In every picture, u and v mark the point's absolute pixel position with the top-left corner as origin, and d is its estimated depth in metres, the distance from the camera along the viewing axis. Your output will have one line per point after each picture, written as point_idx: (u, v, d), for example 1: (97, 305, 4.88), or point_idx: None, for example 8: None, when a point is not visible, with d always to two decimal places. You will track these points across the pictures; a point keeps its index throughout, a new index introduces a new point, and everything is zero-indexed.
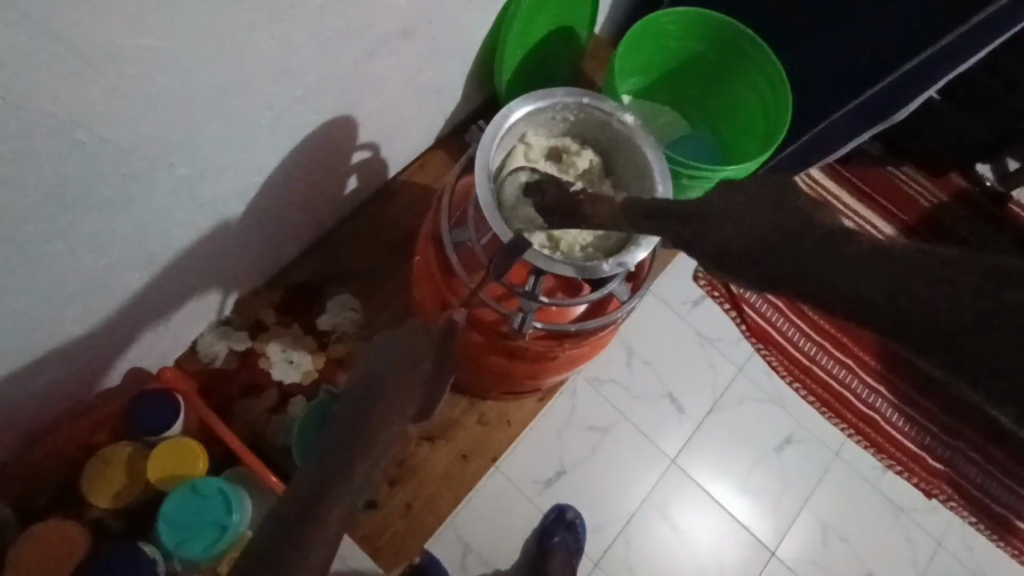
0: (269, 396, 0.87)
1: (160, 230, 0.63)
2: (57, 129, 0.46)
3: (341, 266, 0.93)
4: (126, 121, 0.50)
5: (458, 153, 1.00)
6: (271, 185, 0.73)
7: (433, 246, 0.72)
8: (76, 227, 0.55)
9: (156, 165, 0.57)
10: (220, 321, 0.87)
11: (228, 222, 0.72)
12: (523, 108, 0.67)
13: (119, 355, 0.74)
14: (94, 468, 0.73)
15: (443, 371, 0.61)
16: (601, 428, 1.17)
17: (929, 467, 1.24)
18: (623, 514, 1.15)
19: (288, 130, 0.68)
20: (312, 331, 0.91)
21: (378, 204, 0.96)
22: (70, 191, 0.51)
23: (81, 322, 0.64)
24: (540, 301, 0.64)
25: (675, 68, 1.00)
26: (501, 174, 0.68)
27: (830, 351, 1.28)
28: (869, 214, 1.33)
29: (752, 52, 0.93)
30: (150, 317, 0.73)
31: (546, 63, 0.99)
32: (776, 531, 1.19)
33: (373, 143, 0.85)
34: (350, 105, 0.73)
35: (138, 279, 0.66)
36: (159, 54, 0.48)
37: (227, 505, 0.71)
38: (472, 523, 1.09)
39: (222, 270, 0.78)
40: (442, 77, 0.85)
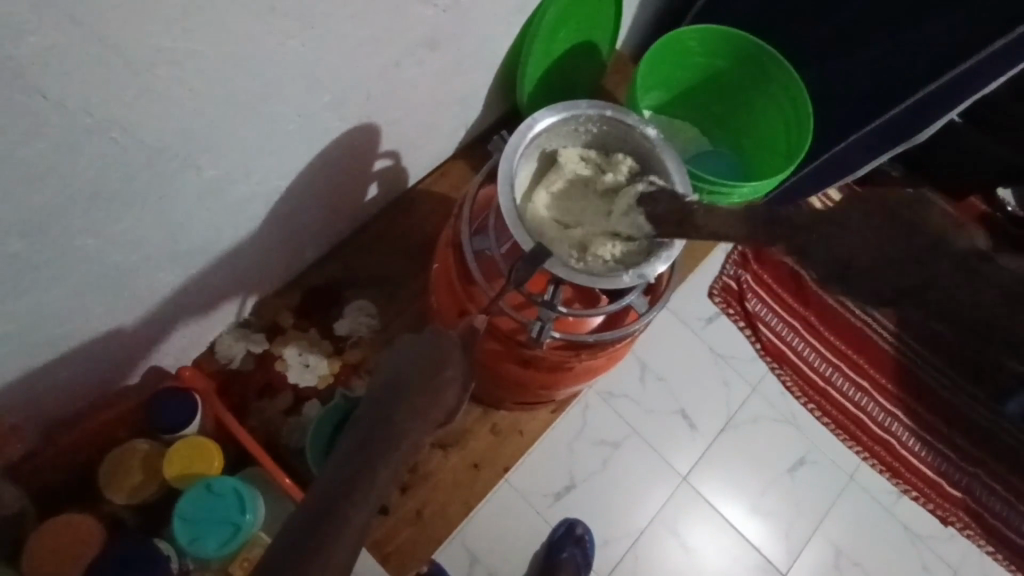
0: (284, 398, 0.88)
1: (186, 230, 0.64)
2: (95, 128, 0.47)
3: (360, 271, 0.94)
4: (159, 121, 0.52)
5: (477, 163, 1.01)
6: (295, 189, 0.74)
7: (453, 254, 0.73)
8: (109, 224, 0.56)
9: (186, 166, 0.58)
10: (239, 322, 0.87)
11: (251, 224, 0.73)
12: (547, 119, 0.67)
13: (141, 352, 0.75)
14: (110, 464, 0.74)
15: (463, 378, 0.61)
16: (611, 442, 1.17)
17: (948, 495, 1.22)
18: (632, 530, 1.14)
19: (316, 136, 0.70)
20: (328, 336, 0.92)
21: (397, 211, 0.97)
22: (102, 188, 0.52)
23: (107, 319, 0.66)
24: (558, 310, 0.64)
25: (696, 85, 1.00)
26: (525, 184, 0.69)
27: (846, 372, 1.27)
28: None
29: (775, 71, 0.93)
30: (173, 316, 0.74)
31: (568, 76, 1.00)
32: (787, 554, 1.17)
33: (395, 151, 0.86)
34: (376, 112, 0.75)
35: (163, 278, 0.67)
36: (196, 58, 0.50)
37: (241, 505, 0.71)
38: (480, 534, 1.08)
39: (243, 271, 0.79)
40: (465, 87, 0.86)
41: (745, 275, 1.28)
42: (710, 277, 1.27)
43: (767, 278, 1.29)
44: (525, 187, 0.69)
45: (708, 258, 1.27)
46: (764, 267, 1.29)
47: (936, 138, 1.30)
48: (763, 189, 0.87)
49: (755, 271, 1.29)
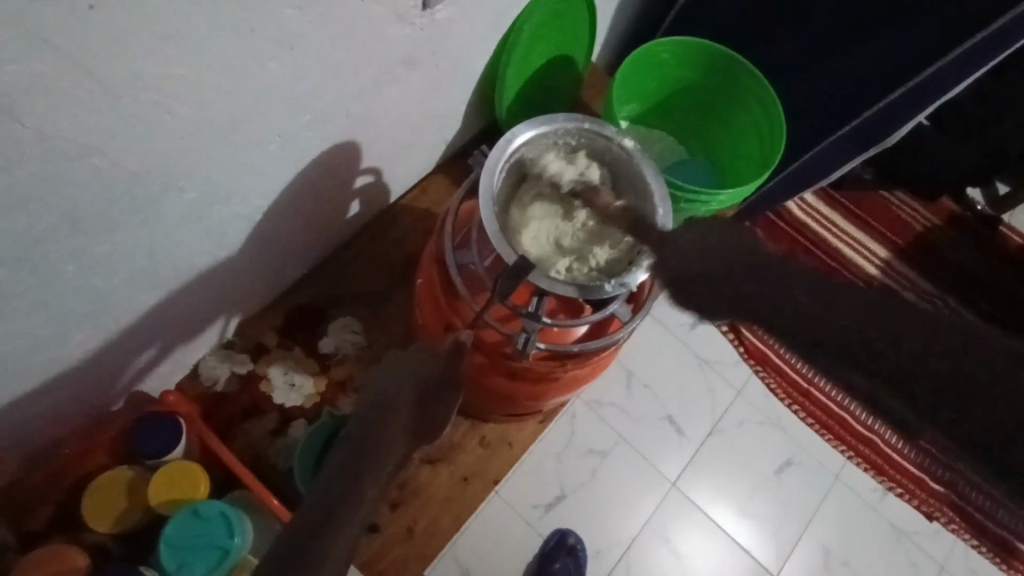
0: (270, 418, 0.87)
1: (168, 253, 0.64)
2: (73, 155, 0.47)
3: (344, 288, 0.94)
4: (138, 146, 0.51)
5: (459, 177, 1.02)
6: (276, 208, 0.74)
7: (437, 268, 0.73)
8: (88, 250, 0.55)
9: (167, 189, 0.58)
10: (222, 343, 0.87)
11: (234, 244, 0.73)
12: (526, 133, 0.68)
13: (122, 378, 0.74)
14: (93, 492, 0.72)
15: (450, 393, 0.61)
16: (600, 451, 1.17)
17: (930, 490, 1.24)
18: (624, 538, 1.15)
19: (296, 156, 0.70)
20: (313, 354, 0.91)
21: (380, 226, 0.97)
22: (82, 214, 0.52)
23: (87, 346, 0.65)
24: (543, 322, 0.65)
25: (671, 96, 1.02)
26: (505, 199, 0.70)
27: None
28: (866, 239, 1.38)
29: (747, 81, 0.95)
30: (156, 339, 0.74)
31: (546, 90, 1.02)
32: (778, 555, 1.18)
33: (376, 168, 0.86)
34: (356, 130, 0.75)
35: (144, 301, 0.67)
36: (175, 81, 0.50)
37: (229, 528, 0.70)
38: (471, 549, 1.08)
39: (226, 292, 0.79)
40: (445, 102, 0.87)
41: None
42: None
43: None
44: (505, 201, 0.70)
45: None
46: None
47: (906, 142, 1.34)
48: (739, 197, 0.89)
49: None
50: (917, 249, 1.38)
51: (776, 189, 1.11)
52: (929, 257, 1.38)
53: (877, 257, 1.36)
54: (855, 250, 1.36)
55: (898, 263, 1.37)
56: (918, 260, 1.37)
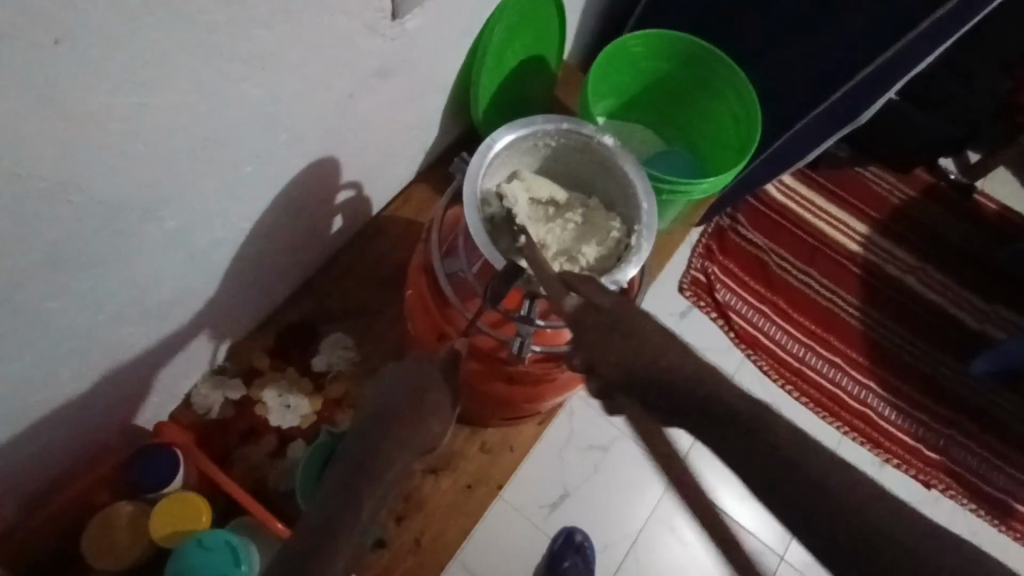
0: (269, 441, 0.86)
1: (152, 283, 0.63)
2: (49, 192, 0.46)
3: (334, 304, 0.93)
4: (112, 179, 0.51)
5: (439, 184, 1.01)
6: (259, 229, 0.74)
7: (426, 277, 0.73)
8: (72, 289, 0.55)
9: (147, 219, 0.57)
10: (214, 369, 0.86)
11: (219, 269, 0.72)
12: (506, 137, 0.67)
13: (114, 414, 0.72)
14: (95, 530, 0.71)
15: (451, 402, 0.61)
16: (601, 447, 1.21)
17: (927, 458, 1.26)
18: (630, 532, 1.17)
19: (276, 176, 0.69)
20: (308, 373, 0.90)
21: (365, 240, 0.97)
22: (62, 251, 0.51)
23: (77, 384, 0.64)
24: (537, 324, 0.64)
25: (646, 88, 1.02)
26: None
27: (818, 351, 1.30)
28: (846, 216, 1.39)
29: (719, 69, 0.95)
30: (143, 372, 0.72)
31: (521, 91, 1.02)
32: (782, 535, 1.21)
33: (357, 182, 0.85)
34: (334, 145, 0.75)
35: (131, 335, 0.66)
36: (147, 110, 0.49)
37: (235, 557, 0.69)
38: (480, 553, 1.11)
39: (214, 319, 0.78)
40: (422, 110, 0.87)
41: (712, 266, 1.31)
42: (678, 273, 1.30)
43: (733, 268, 1.32)
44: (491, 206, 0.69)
45: (675, 255, 1.30)
46: (730, 258, 1.33)
47: (878, 118, 1.36)
48: (720, 184, 0.89)
49: (721, 262, 1.32)
50: (897, 222, 1.40)
51: (756, 173, 1.11)
52: (910, 229, 1.40)
53: (858, 234, 1.38)
54: (837, 227, 1.38)
55: (878, 237, 1.38)
56: (899, 233, 1.39)
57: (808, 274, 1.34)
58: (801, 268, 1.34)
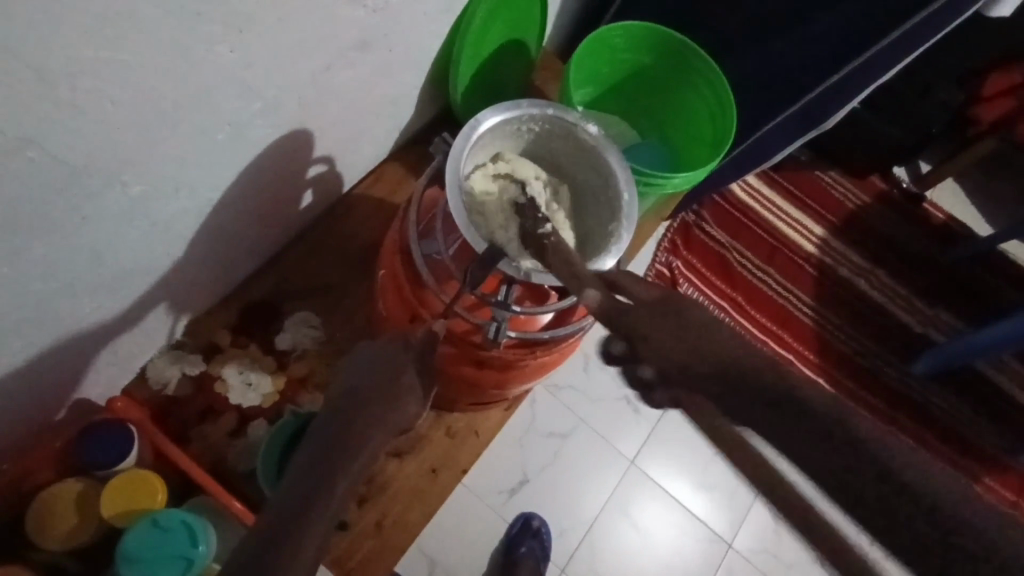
0: (228, 420, 0.84)
1: (111, 250, 0.60)
2: (8, 148, 0.44)
3: (299, 283, 0.91)
4: (77, 139, 0.48)
5: (412, 164, 1.00)
6: (227, 200, 0.71)
7: (401, 258, 0.72)
8: (27, 253, 0.52)
9: (110, 183, 0.54)
10: (171, 344, 0.82)
11: (183, 240, 0.69)
12: (491, 119, 0.66)
13: (61, 386, 0.69)
14: (39, 509, 0.68)
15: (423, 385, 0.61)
16: (560, 434, 1.22)
17: None
18: (587, 518, 1.20)
19: (245, 146, 0.67)
20: (271, 351, 0.88)
21: (334, 217, 0.94)
22: (18, 212, 0.48)
23: (28, 353, 0.61)
24: (514, 310, 0.64)
25: (625, 79, 1.03)
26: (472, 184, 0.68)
27: (773, 347, 1.34)
28: (805, 217, 1.43)
29: (697, 65, 0.96)
30: (97, 344, 0.69)
31: (499, 73, 1.00)
32: (732, 524, 1.26)
33: (329, 157, 0.83)
34: (309, 117, 0.72)
35: (86, 304, 0.62)
36: (116, 67, 0.46)
37: (192, 538, 0.66)
38: (438, 538, 1.12)
39: (175, 291, 0.75)
40: (399, 87, 0.85)
41: (677, 262, 1.34)
42: (644, 265, 1.32)
43: (696, 263, 1.35)
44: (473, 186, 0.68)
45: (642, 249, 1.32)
46: (694, 254, 1.36)
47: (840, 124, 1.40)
48: (693, 179, 0.90)
49: (686, 257, 1.35)
50: (852, 225, 1.45)
51: (725, 170, 1.13)
52: (863, 232, 1.45)
53: (815, 235, 1.43)
54: (796, 228, 1.42)
55: (834, 240, 1.43)
56: (853, 236, 1.44)
57: (767, 273, 1.38)
58: (760, 266, 1.38)
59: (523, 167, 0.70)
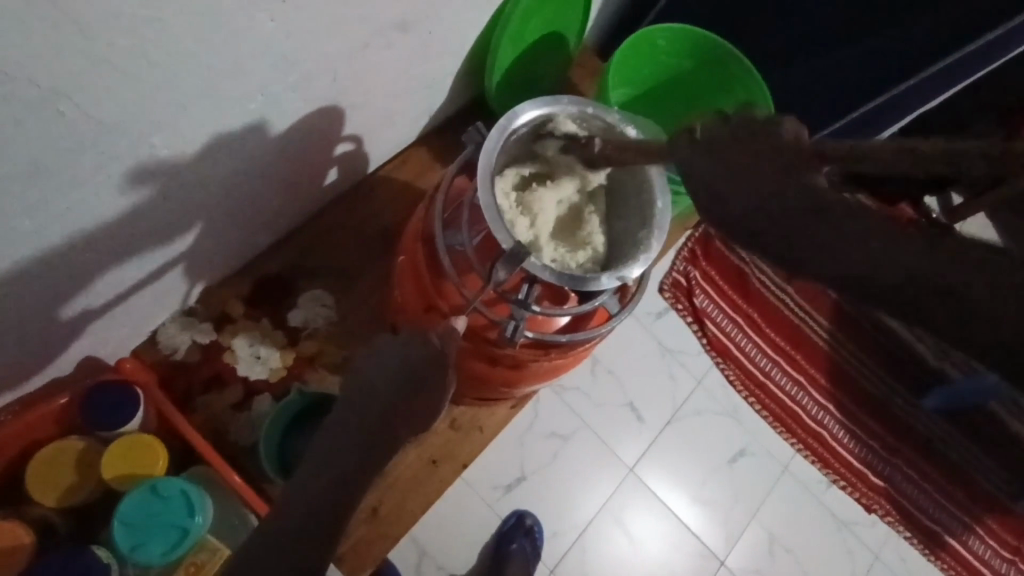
0: (233, 391, 0.83)
1: (133, 212, 0.60)
2: (38, 100, 0.42)
3: (315, 260, 0.90)
4: (111, 97, 0.47)
5: (439, 151, 0.98)
6: (253, 170, 0.70)
7: (423, 246, 0.71)
8: (47, 206, 0.51)
9: (137, 144, 0.53)
10: (184, 310, 0.82)
11: (204, 207, 0.68)
12: (528, 114, 0.65)
13: (71, 342, 0.68)
14: (39, 464, 0.68)
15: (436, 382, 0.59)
16: (562, 435, 1.21)
17: (872, 483, 1.31)
18: (580, 522, 1.19)
19: (275, 117, 0.66)
20: (282, 327, 0.87)
21: (356, 197, 0.93)
22: (45, 166, 0.47)
23: (41, 307, 0.60)
24: (533, 310, 0.62)
25: (663, 83, 1.00)
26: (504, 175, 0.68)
27: (785, 368, 1.34)
28: None
29: (735, 69, 0.94)
30: (110, 303, 0.69)
31: (536, 66, 0.98)
32: (726, 542, 1.24)
33: (358, 136, 0.82)
34: (341, 94, 0.71)
35: (103, 262, 0.62)
36: (154, 27, 0.45)
37: (189, 508, 0.66)
38: (430, 528, 1.12)
39: (192, 257, 0.75)
40: (433, 72, 0.83)
41: (694, 271, 1.32)
42: (660, 273, 1.31)
43: (715, 275, 1.34)
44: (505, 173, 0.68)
45: (660, 257, 1.31)
46: (713, 265, 1.34)
47: None
48: None
49: (704, 268, 1.33)
50: None
51: None
52: None
53: None
54: None
55: None
56: None
57: (786, 291, 1.36)
58: (777, 284, 1.36)
59: (563, 168, 0.69)
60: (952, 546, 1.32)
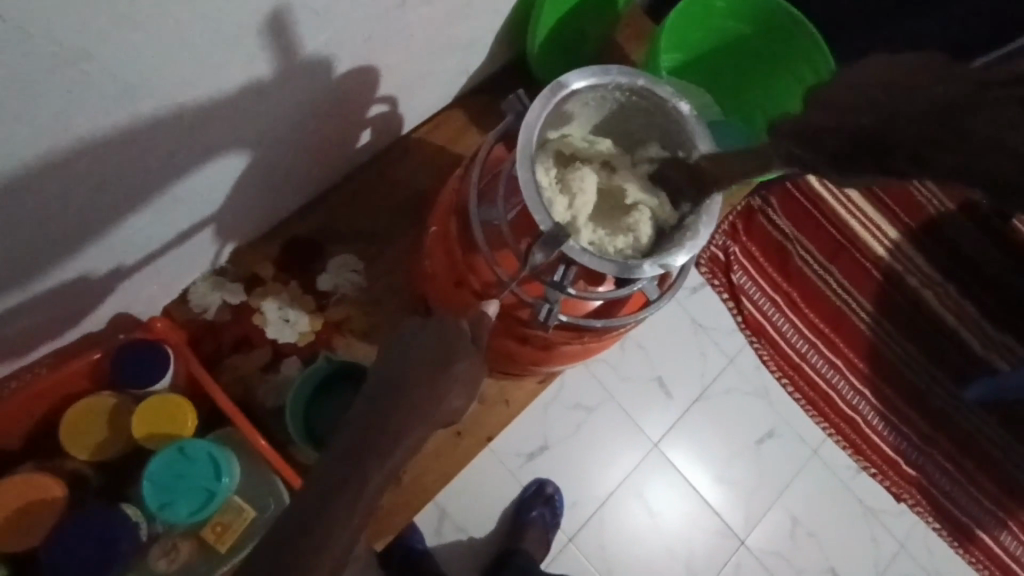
0: (261, 354, 0.83)
1: (164, 172, 0.58)
2: (63, 58, 0.41)
3: (345, 224, 0.88)
4: (137, 57, 0.45)
5: (476, 114, 0.94)
6: (286, 130, 0.68)
7: (455, 219, 0.68)
8: (76, 166, 0.50)
9: (166, 104, 0.51)
10: (214, 270, 0.82)
11: (235, 167, 0.67)
12: (573, 85, 0.61)
13: (104, 298, 0.69)
14: (72, 418, 0.69)
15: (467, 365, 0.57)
16: (587, 406, 1.20)
17: (903, 472, 1.28)
18: (601, 494, 1.19)
19: (309, 76, 0.63)
20: (311, 290, 0.86)
21: (389, 159, 0.91)
22: (72, 125, 0.46)
23: (72, 265, 0.60)
24: (567, 292, 0.61)
25: (716, 49, 0.94)
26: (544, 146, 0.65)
27: (821, 350, 1.29)
28: (879, 218, 1.33)
29: (801, 35, 0.88)
30: (142, 262, 0.68)
31: (581, 27, 0.93)
32: (747, 521, 1.23)
33: (393, 96, 0.79)
34: (376, 54, 0.68)
35: (134, 223, 0.61)
36: None
37: (216, 470, 0.67)
38: (452, 491, 1.13)
39: (223, 217, 0.74)
40: (473, 31, 0.79)
41: (734, 246, 1.27)
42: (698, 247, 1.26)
43: (754, 251, 1.29)
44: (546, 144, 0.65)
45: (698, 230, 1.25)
46: (752, 240, 1.29)
47: None
48: None
49: (743, 242, 1.28)
50: (928, 234, 1.34)
51: None
52: (939, 242, 1.34)
53: (887, 239, 1.33)
54: (866, 228, 1.32)
55: (906, 245, 1.33)
56: (926, 244, 1.34)
57: (829, 271, 1.30)
58: (820, 262, 1.31)
59: (618, 157, 0.66)
60: (983, 540, 1.28)
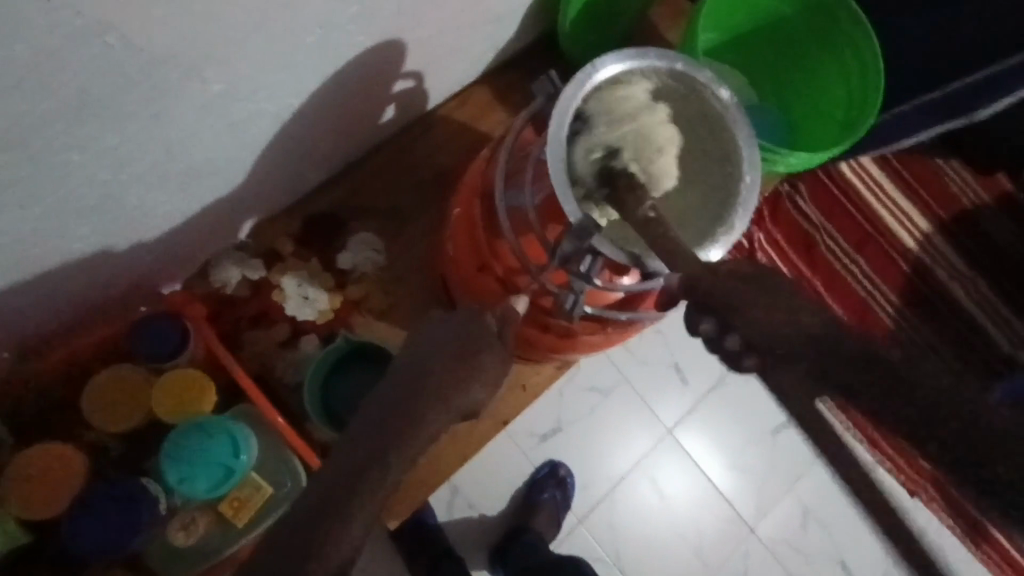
0: (281, 329, 0.83)
1: (186, 148, 0.57)
2: (85, 31, 0.39)
3: (367, 200, 0.87)
4: (158, 31, 0.43)
5: (501, 90, 0.92)
6: (309, 106, 0.66)
7: (481, 202, 0.67)
8: (97, 141, 0.49)
9: (188, 79, 0.50)
10: (236, 244, 0.82)
11: (256, 143, 0.65)
12: (610, 67, 0.60)
13: (125, 271, 0.69)
14: (93, 390, 0.70)
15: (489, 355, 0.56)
16: (602, 390, 1.19)
17: (918, 468, 1.25)
18: (613, 477, 1.19)
19: (334, 51, 0.61)
20: (330, 268, 0.85)
21: (411, 135, 0.89)
22: (94, 100, 0.45)
23: (94, 239, 0.60)
24: (593, 283, 0.59)
25: (754, 31, 0.90)
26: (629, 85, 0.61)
27: None
28: (911, 209, 1.29)
29: (852, 33, 0.83)
30: (163, 236, 0.68)
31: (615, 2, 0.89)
32: (759, 510, 1.22)
33: (417, 72, 0.77)
34: (404, 28, 0.66)
35: (155, 198, 0.61)
36: None
37: (234, 447, 0.68)
38: (464, 470, 1.13)
39: (243, 192, 0.73)
40: (503, 4, 0.76)
41: (758, 234, 1.23)
42: None
43: (778, 239, 1.25)
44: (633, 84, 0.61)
45: None
46: (777, 226, 1.25)
47: None
48: (808, 162, 0.81)
49: (769, 230, 1.24)
50: (962, 226, 1.30)
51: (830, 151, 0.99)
52: (971, 235, 1.30)
53: (918, 230, 1.29)
54: (897, 219, 1.29)
55: (938, 237, 1.29)
56: (958, 236, 1.30)
57: (856, 262, 1.27)
58: (848, 253, 1.27)
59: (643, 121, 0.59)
60: (996, 538, 1.27)
